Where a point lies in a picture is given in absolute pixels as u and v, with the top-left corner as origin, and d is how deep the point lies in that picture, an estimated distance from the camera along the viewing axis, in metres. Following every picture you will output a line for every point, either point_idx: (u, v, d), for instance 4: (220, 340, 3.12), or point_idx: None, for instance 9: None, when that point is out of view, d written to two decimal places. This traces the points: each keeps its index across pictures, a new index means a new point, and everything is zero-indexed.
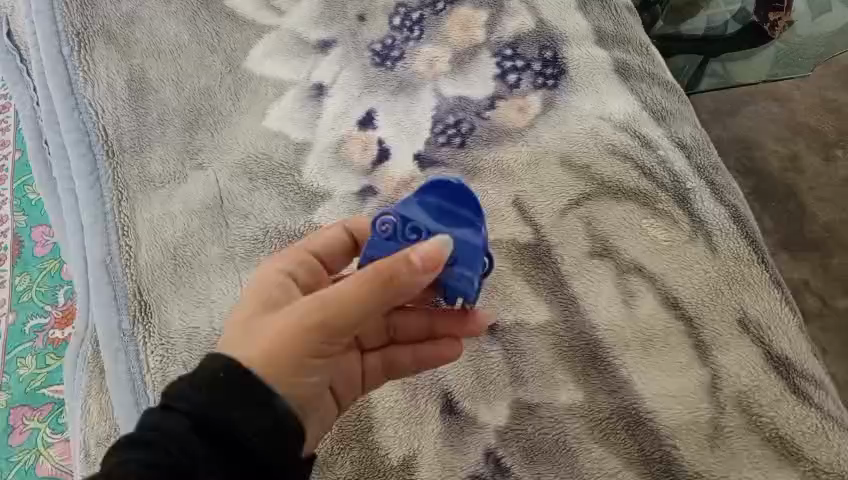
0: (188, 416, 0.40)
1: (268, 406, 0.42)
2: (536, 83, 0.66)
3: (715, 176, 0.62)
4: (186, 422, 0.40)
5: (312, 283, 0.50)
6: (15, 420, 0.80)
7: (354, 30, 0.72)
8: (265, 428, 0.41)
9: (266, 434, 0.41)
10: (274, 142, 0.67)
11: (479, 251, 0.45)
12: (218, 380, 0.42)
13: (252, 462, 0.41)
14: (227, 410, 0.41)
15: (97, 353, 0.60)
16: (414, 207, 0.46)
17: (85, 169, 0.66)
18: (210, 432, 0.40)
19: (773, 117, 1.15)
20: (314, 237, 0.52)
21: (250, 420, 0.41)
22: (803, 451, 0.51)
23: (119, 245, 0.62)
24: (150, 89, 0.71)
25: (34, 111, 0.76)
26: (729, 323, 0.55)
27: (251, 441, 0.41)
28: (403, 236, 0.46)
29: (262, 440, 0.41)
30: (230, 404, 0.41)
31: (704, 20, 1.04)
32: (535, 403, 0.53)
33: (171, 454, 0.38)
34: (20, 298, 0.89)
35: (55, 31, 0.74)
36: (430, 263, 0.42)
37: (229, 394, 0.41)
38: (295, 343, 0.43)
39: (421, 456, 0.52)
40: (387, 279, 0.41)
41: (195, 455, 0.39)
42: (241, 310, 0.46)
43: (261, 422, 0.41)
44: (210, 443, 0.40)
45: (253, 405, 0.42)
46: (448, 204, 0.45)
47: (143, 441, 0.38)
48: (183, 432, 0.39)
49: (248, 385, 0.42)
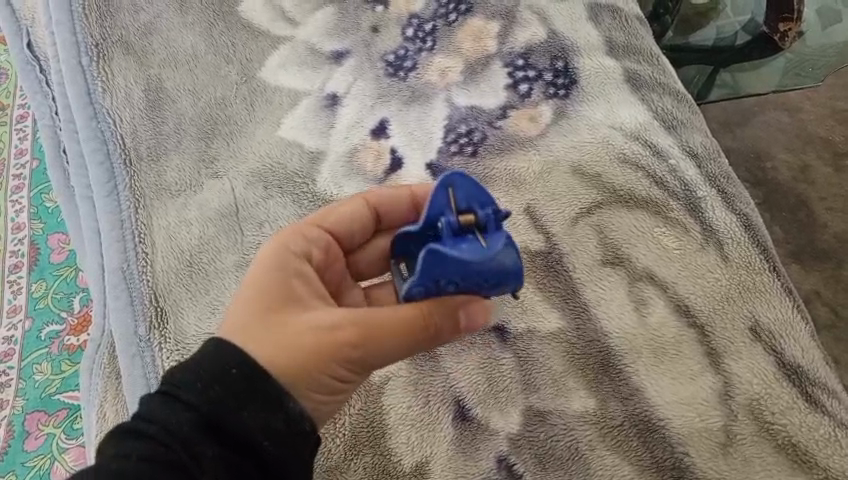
0: (194, 410, 0.41)
1: (281, 406, 0.43)
2: (547, 93, 0.67)
3: (727, 185, 0.62)
4: (191, 416, 0.41)
5: (326, 261, 0.51)
6: (30, 425, 0.81)
7: (367, 41, 0.73)
8: (275, 429, 0.43)
9: (277, 435, 0.43)
10: (288, 151, 0.68)
11: (522, 271, 0.41)
12: (229, 375, 0.42)
13: (260, 460, 0.42)
14: (236, 409, 0.42)
15: (114, 358, 0.61)
16: (431, 270, 0.40)
17: (103, 177, 0.68)
18: (218, 429, 0.41)
19: (783, 127, 1.15)
20: (329, 212, 0.52)
21: (260, 422, 0.42)
22: (815, 458, 0.51)
23: (136, 252, 0.63)
24: (167, 99, 0.72)
25: (53, 120, 0.77)
26: (741, 331, 0.55)
27: (258, 438, 0.42)
28: (441, 287, 0.42)
29: (273, 440, 0.42)
30: (239, 403, 0.42)
31: (713, 31, 1.04)
32: (547, 410, 0.54)
33: (173, 451, 0.39)
34: (36, 305, 0.90)
35: (75, 42, 0.75)
36: (473, 318, 0.46)
37: (239, 393, 0.42)
38: (324, 357, 0.44)
39: (433, 462, 0.52)
40: (431, 327, 0.45)
41: (200, 456, 0.40)
42: (258, 295, 0.46)
43: (271, 424, 0.42)
44: (217, 440, 0.41)
45: (264, 404, 0.43)
46: (454, 260, 0.40)
47: (144, 433, 0.40)
48: (190, 433, 0.40)
49: (260, 384, 0.43)
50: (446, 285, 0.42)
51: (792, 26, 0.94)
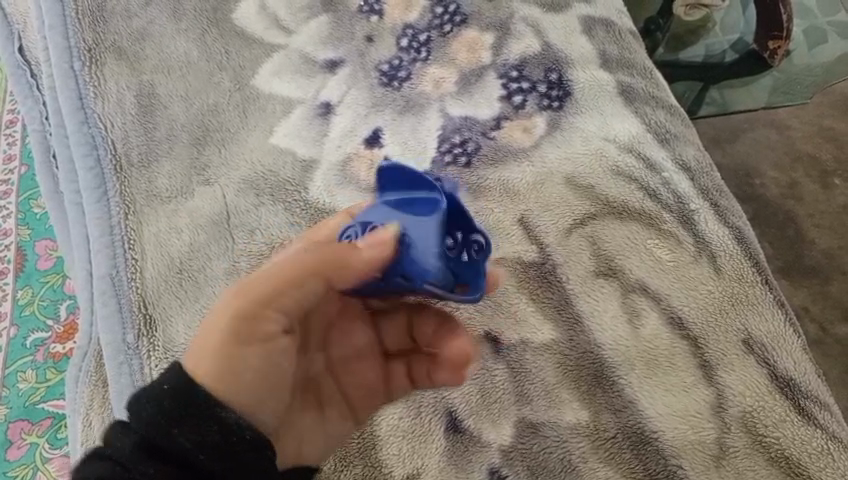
0: (135, 433, 0.40)
1: (215, 417, 0.41)
2: (541, 105, 0.67)
3: (719, 198, 0.62)
4: (133, 439, 0.40)
5: None
6: (13, 434, 0.80)
7: (362, 51, 0.73)
8: (209, 440, 0.40)
9: (212, 446, 0.40)
10: (281, 159, 0.67)
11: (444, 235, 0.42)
12: (161, 392, 0.41)
13: (206, 473, 0.41)
14: (167, 427, 0.40)
15: (101, 366, 0.60)
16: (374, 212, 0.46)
17: (93, 182, 0.67)
18: (158, 449, 0.40)
19: (772, 144, 1.16)
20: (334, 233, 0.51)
21: (196, 434, 0.40)
22: (808, 471, 0.51)
23: (125, 258, 0.63)
24: (159, 106, 0.71)
25: (43, 125, 0.76)
26: (734, 343, 0.55)
27: (196, 455, 0.40)
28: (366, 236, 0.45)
29: (209, 453, 0.40)
30: (170, 420, 0.40)
31: (703, 48, 1.10)
32: (540, 421, 0.53)
33: (127, 471, 0.39)
34: (22, 312, 0.88)
35: (67, 46, 0.75)
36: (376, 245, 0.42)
37: (180, 408, 0.40)
38: (228, 344, 0.41)
39: (424, 472, 0.52)
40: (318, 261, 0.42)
41: (143, 475, 0.39)
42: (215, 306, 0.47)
43: (209, 437, 0.40)
44: (159, 459, 0.40)
45: (196, 417, 0.41)
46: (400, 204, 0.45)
47: (100, 455, 0.40)
48: (136, 456, 0.40)
49: (193, 399, 0.41)
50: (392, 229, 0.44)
51: (782, 44, 0.96)
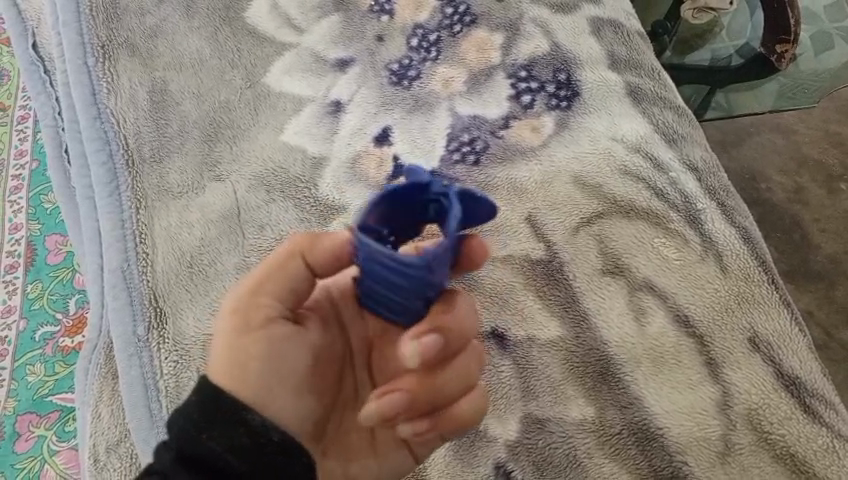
0: (172, 450, 0.42)
1: (242, 419, 0.43)
2: (549, 104, 0.67)
3: (726, 198, 0.63)
4: (171, 455, 0.42)
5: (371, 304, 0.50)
6: (21, 426, 0.80)
7: (373, 50, 0.74)
8: (240, 444, 0.42)
9: (242, 449, 0.42)
10: (292, 156, 0.68)
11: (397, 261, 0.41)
12: (190, 403, 0.43)
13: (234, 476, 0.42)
14: (196, 434, 0.42)
15: (110, 358, 0.60)
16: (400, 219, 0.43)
17: (105, 177, 0.68)
18: (191, 460, 0.41)
19: (777, 149, 1.18)
20: None
21: (223, 437, 0.42)
22: (814, 469, 0.52)
23: (137, 252, 0.64)
24: (171, 102, 0.72)
25: (55, 121, 0.77)
26: (739, 341, 0.55)
27: (224, 457, 0.41)
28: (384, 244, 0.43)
29: (235, 453, 0.42)
30: (198, 427, 0.42)
31: (708, 53, 1.11)
32: (545, 417, 0.54)
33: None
34: (31, 306, 0.89)
35: (81, 43, 0.76)
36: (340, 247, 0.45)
37: (207, 416, 0.42)
38: (235, 334, 0.45)
39: (431, 465, 0.53)
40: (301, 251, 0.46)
41: None
42: None
43: (234, 438, 0.42)
44: (194, 470, 0.41)
45: (223, 423, 0.42)
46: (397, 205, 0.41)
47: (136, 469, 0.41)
48: (174, 468, 0.41)
49: (218, 404, 0.43)
50: (382, 233, 0.42)
51: (788, 48, 0.95)
